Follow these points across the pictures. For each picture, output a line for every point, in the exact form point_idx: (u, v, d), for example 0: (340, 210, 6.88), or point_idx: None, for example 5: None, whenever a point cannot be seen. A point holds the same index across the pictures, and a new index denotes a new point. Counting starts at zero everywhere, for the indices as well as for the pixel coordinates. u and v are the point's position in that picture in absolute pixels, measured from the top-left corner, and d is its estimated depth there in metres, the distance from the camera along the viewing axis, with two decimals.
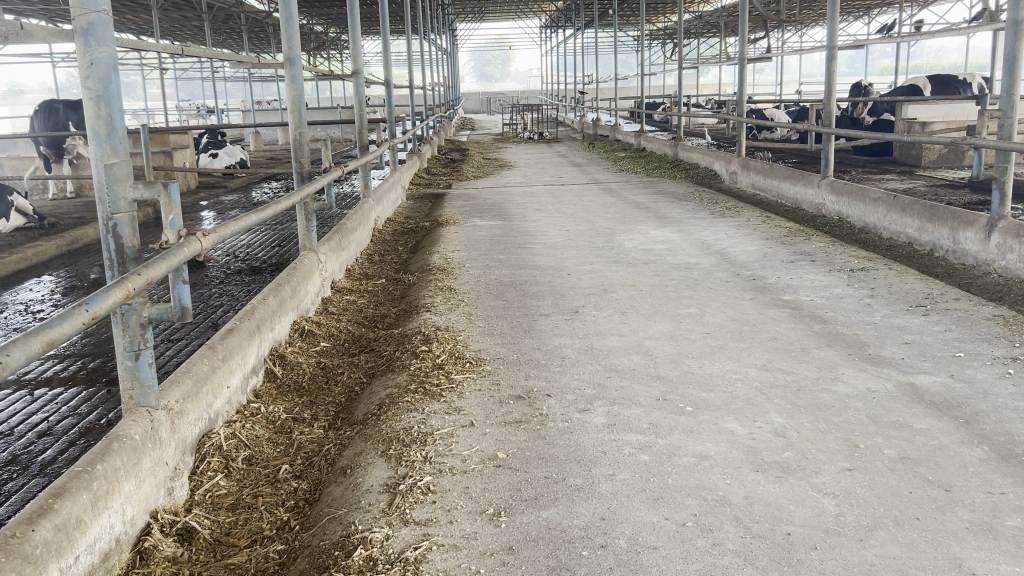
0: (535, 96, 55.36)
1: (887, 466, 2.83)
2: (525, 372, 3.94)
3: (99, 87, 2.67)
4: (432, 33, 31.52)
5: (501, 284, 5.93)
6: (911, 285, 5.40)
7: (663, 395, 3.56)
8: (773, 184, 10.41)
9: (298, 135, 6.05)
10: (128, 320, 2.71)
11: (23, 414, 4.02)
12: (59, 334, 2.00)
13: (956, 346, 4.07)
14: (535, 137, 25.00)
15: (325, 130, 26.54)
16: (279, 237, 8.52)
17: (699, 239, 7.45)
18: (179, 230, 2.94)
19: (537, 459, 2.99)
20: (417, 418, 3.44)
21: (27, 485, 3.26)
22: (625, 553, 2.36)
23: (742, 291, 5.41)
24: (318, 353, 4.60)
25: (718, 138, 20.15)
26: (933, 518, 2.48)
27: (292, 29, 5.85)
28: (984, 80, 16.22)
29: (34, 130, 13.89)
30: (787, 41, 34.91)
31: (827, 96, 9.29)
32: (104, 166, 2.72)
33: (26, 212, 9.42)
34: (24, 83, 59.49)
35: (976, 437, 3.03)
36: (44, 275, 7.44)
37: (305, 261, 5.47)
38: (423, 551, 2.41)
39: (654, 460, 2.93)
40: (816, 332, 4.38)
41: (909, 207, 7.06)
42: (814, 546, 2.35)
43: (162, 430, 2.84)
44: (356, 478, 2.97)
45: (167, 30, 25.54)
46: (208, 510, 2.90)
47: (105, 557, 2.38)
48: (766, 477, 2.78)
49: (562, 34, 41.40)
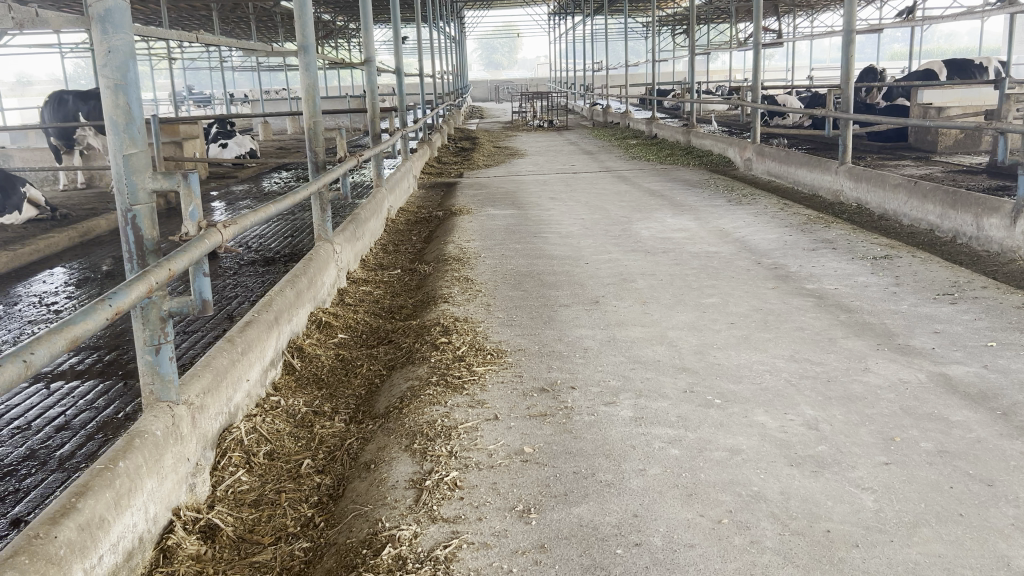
0: (544, 83, 55.04)
1: (925, 460, 2.75)
2: (548, 363, 3.89)
3: (116, 76, 2.61)
4: (440, 22, 31.34)
5: (519, 273, 5.87)
6: (936, 273, 5.30)
7: (690, 387, 3.49)
8: (789, 170, 10.29)
9: (313, 124, 5.96)
10: (148, 314, 2.67)
11: (39, 408, 3.98)
12: (83, 331, 1.95)
13: (988, 335, 3.98)
14: (544, 125, 24.80)
15: (334, 119, 26.53)
16: (292, 227, 8.48)
17: (717, 227, 7.34)
18: (199, 222, 2.87)
19: (565, 453, 2.93)
20: (440, 411, 3.38)
21: (46, 480, 3.23)
22: (660, 551, 2.30)
23: (764, 280, 5.32)
24: (336, 345, 4.55)
25: (730, 124, 19.94)
26: (978, 515, 2.40)
27: (306, 16, 5.78)
28: (1001, 65, 15.95)
29: (44, 121, 13.85)
30: (798, 28, 34.37)
31: (845, 81, 9.13)
32: (123, 156, 2.67)
33: (38, 204, 9.39)
34: (32, 75, 59.24)
35: (1014, 429, 2.94)
36: (56, 267, 7.40)
37: (321, 253, 5.40)
38: (453, 550, 2.36)
39: (685, 454, 2.86)
40: (844, 322, 4.29)
41: (931, 193, 6.95)
42: (856, 544, 2.29)
43: (183, 426, 2.79)
44: (381, 473, 2.91)
45: (173, 20, 25.52)
46: (230, 507, 2.85)
47: (129, 556, 2.34)
48: (801, 471, 2.71)
49: (571, 23, 40.90)
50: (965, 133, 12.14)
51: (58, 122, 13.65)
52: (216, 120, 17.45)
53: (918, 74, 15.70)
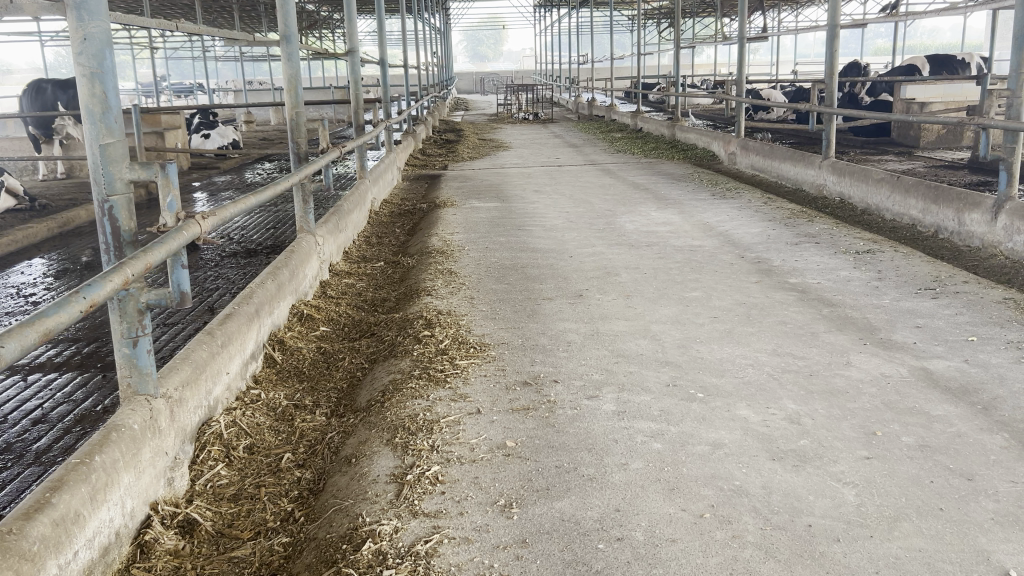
0: (528, 76, 54.77)
1: (907, 454, 2.76)
2: (530, 357, 3.87)
3: (92, 64, 2.56)
4: (426, 13, 31.11)
5: (502, 267, 5.84)
6: (917, 267, 5.33)
7: (673, 381, 3.49)
8: (773, 164, 10.32)
9: (296, 115, 5.90)
10: (125, 307, 2.63)
11: (16, 401, 3.92)
12: (55, 323, 1.92)
13: (969, 330, 4.00)
14: (529, 118, 24.68)
15: (318, 110, 26.37)
16: (275, 218, 8.40)
17: (702, 221, 7.33)
18: (177, 214, 2.82)
19: (548, 448, 2.91)
20: (422, 405, 3.35)
21: (21, 475, 3.18)
22: (643, 546, 2.29)
23: (748, 274, 5.32)
24: (317, 338, 4.50)
25: (714, 118, 19.97)
26: (958, 509, 2.42)
27: (289, 6, 5.67)
28: (983, 61, 16.04)
29: (22, 110, 13.65)
30: (783, 23, 34.26)
31: (829, 76, 9.13)
32: (99, 147, 2.62)
33: (16, 193, 9.25)
34: (12, 64, 58.34)
35: (994, 424, 2.96)
36: (35, 258, 7.30)
37: (303, 245, 5.34)
38: (434, 545, 2.34)
39: (667, 448, 2.86)
40: (826, 316, 4.31)
41: (913, 188, 6.99)
42: (837, 539, 2.30)
43: (161, 419, 2.75)
44: (362, 468, 2.89)
45: (156, 6, 25.15)
46: (209, 501, 2.81)
47: (105, 551, 2.30)
48: (783, 466, 2.71)
49: (556, 15, 40.73)
50: (947, 128, 12.23)
51: (36, 111, 13.47)
52: (198, 110, 17.30)
53: (901, 69, 15.75)
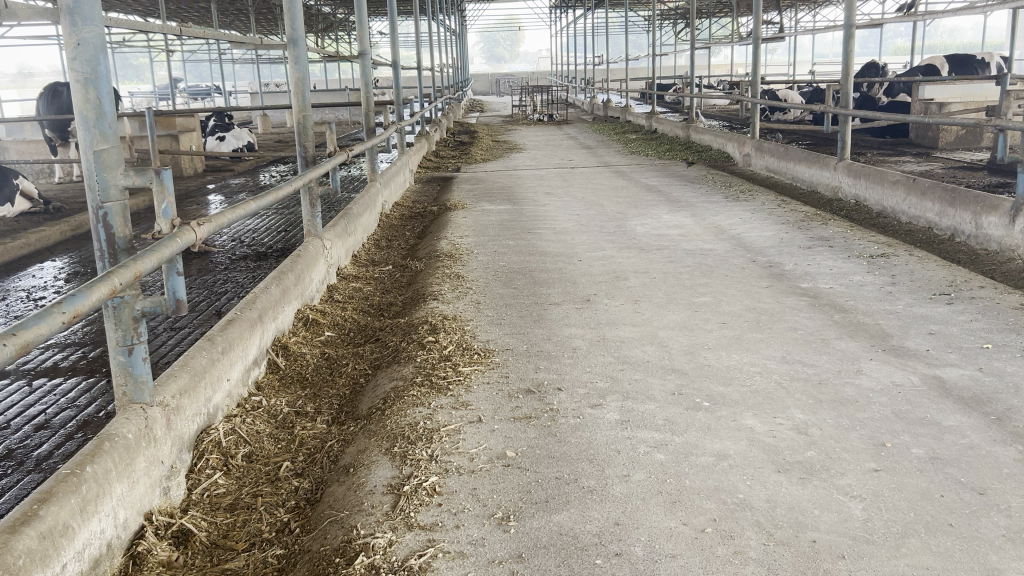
0: (544, 77, 54.63)
1: (916, 466, 2.69)
2: (535, 364, 3.82)
3: (86, 69, 2.54)
4: (441, 16, 31.10)
5: (510, 271, 5.79)
6: (933, 272, 5.23)
7: (679, 389, 3.41)
8: (787, 166, 10.20)
9: (303, 117, 5.90)
10: (120, 314, 2.60)
11: (20, 406, 3.92)
12: (35, 335, 1.89)
13: (984, 337, 3.91)
14: (544, 119, 24.60)
15: (334, 114, 26.37)
16: (286, 221, 8.40)
17: (714, 224, 7.25)
18: (173, 220, 2.81)
19: (548, 458, 2.86)
20: (422, 413, 3.31)
21: (20, 482, 3.16)
22: (641, 562, 2.24)
23: (758, 278, 5.24)
24: (322, 343, 4.48)
25: (730, 119, 19.80)
26: (968, 525, 2.34)
27: (296, 9, 5.65)
28: (1004, 60, 15.78)
29: (40, 113, 13.75)
30: (800, 23, 33.87)
31: (845, 76, 9.00)
32: (93, 152, 2.60)
33: (31, 196, 9.28)
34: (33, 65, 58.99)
35: (1008, 435, 2.88)
36: (48, 261, 7.33)
37: (309, 248, 5.31)
38: (428, 559, 2.30)
39: (671, 459, 2.80)
40: (837, 322, 4.22)
41: (929, 190, 6.87)
42: (842, 555, 2.22)
43: (156, 428, 2.71)
44: (359, 478, 2.85)
45: (172, 10, 25.25)
46: (205, 511, 2.78)
47: (95, 563, 2.27)
48: (789, 478, 2.64)
49: (573, 15, 40.64)
50: (966, 129, 12.04)
51: (53, 114, 13.58)
52: (214, 113, 17.39)
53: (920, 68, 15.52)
